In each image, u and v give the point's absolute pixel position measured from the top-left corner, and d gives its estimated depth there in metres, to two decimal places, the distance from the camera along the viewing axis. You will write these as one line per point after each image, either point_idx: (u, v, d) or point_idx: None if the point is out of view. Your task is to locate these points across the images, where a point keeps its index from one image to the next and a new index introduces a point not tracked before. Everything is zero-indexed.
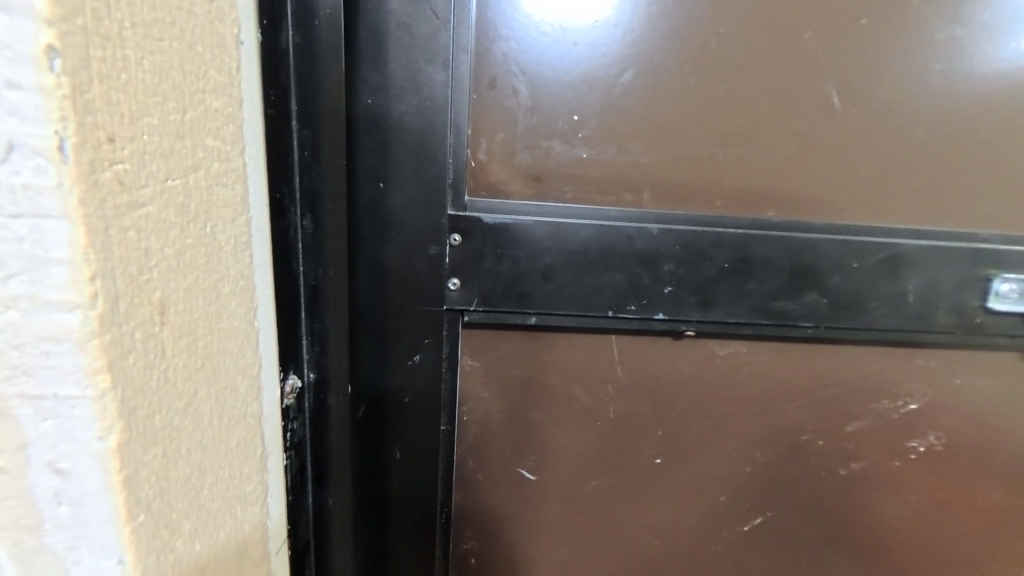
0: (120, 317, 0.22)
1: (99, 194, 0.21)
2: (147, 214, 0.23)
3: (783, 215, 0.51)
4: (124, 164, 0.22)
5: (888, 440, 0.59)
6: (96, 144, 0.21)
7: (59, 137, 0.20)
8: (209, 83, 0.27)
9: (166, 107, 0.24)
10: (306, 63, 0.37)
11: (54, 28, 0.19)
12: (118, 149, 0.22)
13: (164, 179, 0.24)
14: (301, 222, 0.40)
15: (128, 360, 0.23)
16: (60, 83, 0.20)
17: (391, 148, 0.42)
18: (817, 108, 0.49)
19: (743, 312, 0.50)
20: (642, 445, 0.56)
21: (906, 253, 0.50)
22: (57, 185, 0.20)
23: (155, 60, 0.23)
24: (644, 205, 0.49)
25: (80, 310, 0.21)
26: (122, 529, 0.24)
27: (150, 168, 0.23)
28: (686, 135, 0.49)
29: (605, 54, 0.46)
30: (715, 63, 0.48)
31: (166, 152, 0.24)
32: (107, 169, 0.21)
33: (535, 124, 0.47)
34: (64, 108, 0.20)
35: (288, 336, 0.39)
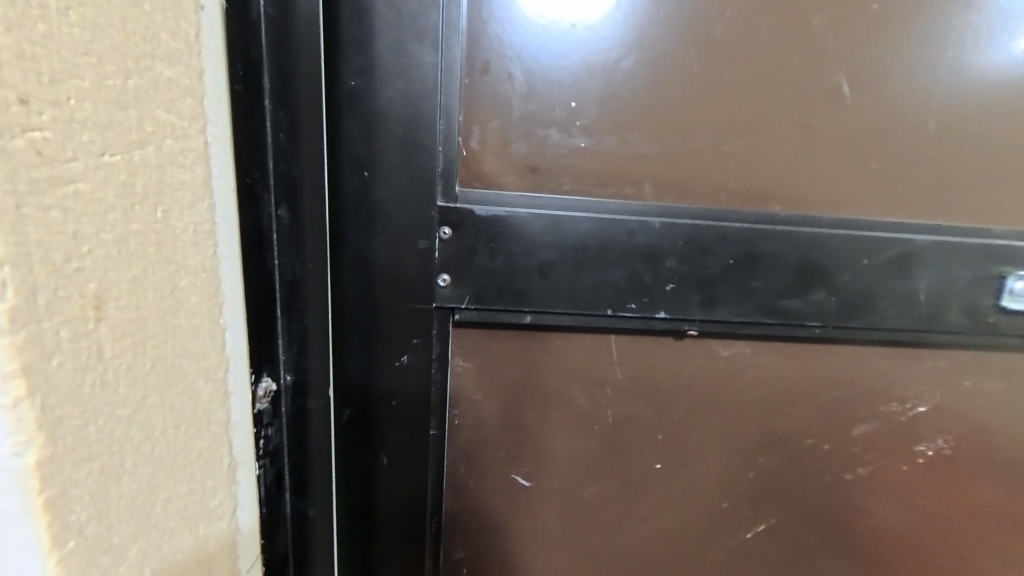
0: (40, 312, 0.20)
1: (9, 163, 0.19)
2: (77, 191, 0.21)
3: (790, 209, 0.48)
4: (43, 132, 0.20)
5: (894, 444, 0.57)
6: (4, 105, 0.18)
7: None
8: (160, 49, 0.24)
9: (103, 70, 0.22)
10: (282, 37, 0.35)
11: None
12: (34, 114, 0.19)
13: (101, 153, 0.22)
14: (277, 212, 0.37)
15: (51, 363, 0.20)
16: None
17: (377, 134, 0.40)
18: (827, 98, 0.47)
19: (749, 311, 0.48)
20: (642, 450, 0.54)
21: (917, 250, 0.48)
22: None
23: (84, 13, 0.21)
24: (646, 197, 0.47)
25: None
26: (47, 558, 0.21)
27: (81, 140, 0.21)
28: (691, 125, 0.46)
29: (604, 35, 0.44)
30: (722, 48, 0.45)
31: (104, 123, 0.22)
32: (19, 135, 0.19)
33: (532, 111, 0.44)
34: None
35: (261, 334, 0.37)
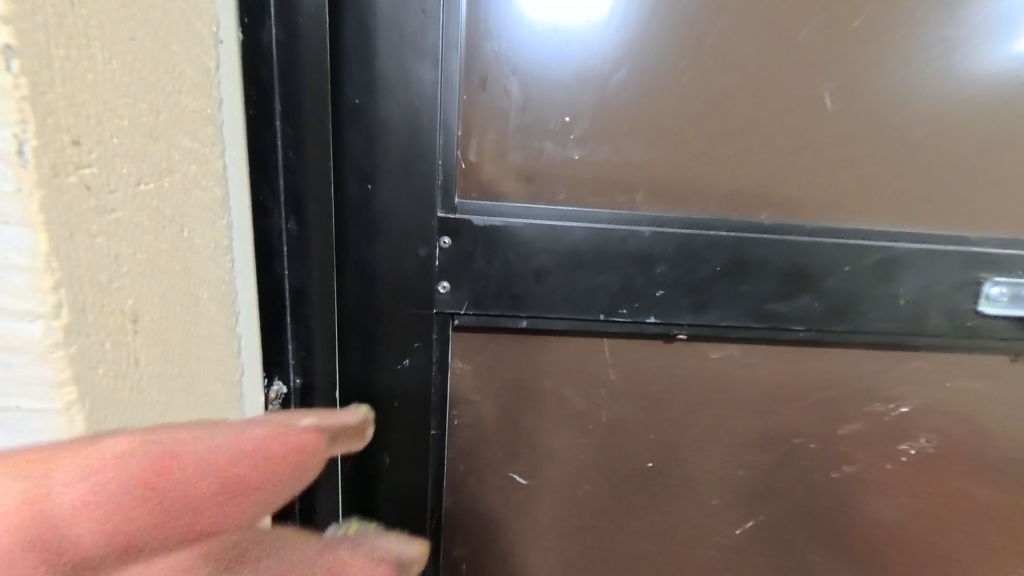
0: (87, 328, 0.22)
1: (63, 198, 0.21)
2: (118, 219, 0.23)
3: (776, 216, 0.50)
4: (91, 169, 0.22)
5: (878, 442, 0.60)
6: (59, 147, 0.21)
7: (18, 139, 0.20)
8: (186, 81, 0.27)
9: (138, 108, 0.24)
10: (289, 60, 0.37)
11: (10, 26, 0.19)
12: (83, 153, 0.21)
13: (137, 183, 0.24)
14: (285, 225, 0.39)
15: (97, 372, 0.23)
16: (19, 83, 0.19)
17: (379, 147, 0.41)
18: (812, 109, 0.49)
19: (736, 314, 0.50)
20: (634, 448, 0.56)
21: (898, 256, 0.50)
22: (17, 190, 0.20)
23: (123, 60, 0.23)
24: (637, 206, 0.49)
25: (43, 320, 0.21)
26: None
27: (121, 173, 0.23)
28: (681, 136, 0.48)
29: (601, 30, 0.46)
30: (710, 63, 0.47)
31: (139, 156, 0.24)
32: (71, 172, 0.21)
33: (528, 123, 0.46)
34: (22, 109, 0.19)
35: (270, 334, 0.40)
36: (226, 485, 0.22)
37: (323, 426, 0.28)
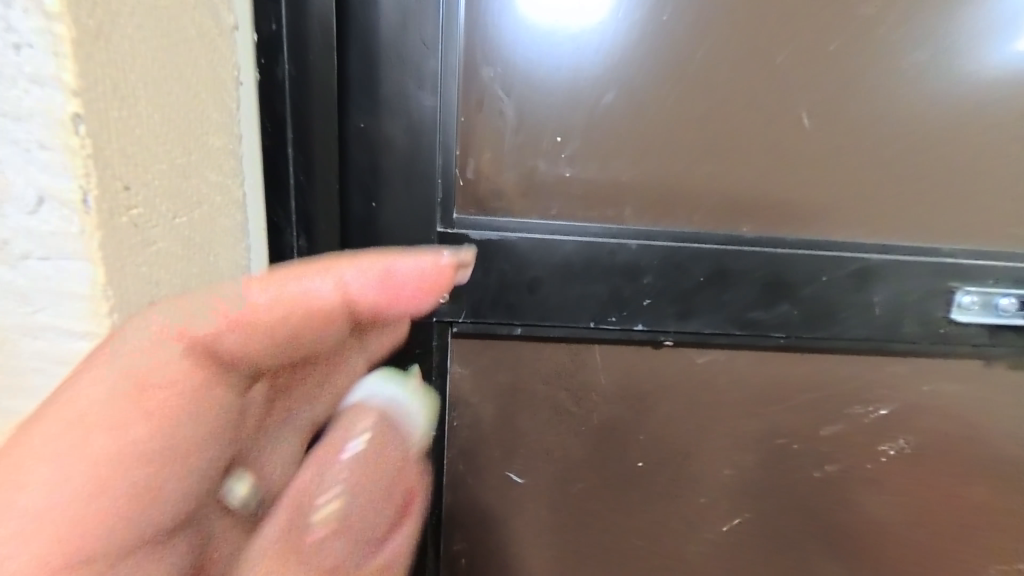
0: (132, 336, 0.27)
1: (116, 234, 0.26)
2: (156, 248, 0.28)
3: (757, 229, 0.53)
4: (137, 209, 0.27)
5: (859, 443, 0.62)
6: (114, 193, 0.25)
7: (83, 191, 0.24)
8: (210, 123, 0.32)
9: (173, 153, 0.29)
10: (298, 95, 0.41)
11: (80, 97, 0.23)
12: (132, 196, 0.26)
13: (172, 217, 0.29)
14: (297, 242, 0.43)
15: None
16: (84, 143, 0.24)
17: (382, 168, 0.44)
18: (789, 128, 0.52)
19: (719, 321, 0.53)
20: (625, 448, 0.59)
21: (873, 267, 0.53)
22: (81, 231, 0.25)
23: (164, 114, 0.28)
24: (626, 219, 0.52)
25: (97, 340, 0.27)
26: None
27: (159, 210, 0.28)
28: (666, 154, 0.51)
29: (598, 31, 0.48)
30: (693, 85, 0.50)
31: (173, 193, 0.29)
32: (124, 214, 0.26)
33: (522, 143, 0.49)
34: (87, 165, 0.24)
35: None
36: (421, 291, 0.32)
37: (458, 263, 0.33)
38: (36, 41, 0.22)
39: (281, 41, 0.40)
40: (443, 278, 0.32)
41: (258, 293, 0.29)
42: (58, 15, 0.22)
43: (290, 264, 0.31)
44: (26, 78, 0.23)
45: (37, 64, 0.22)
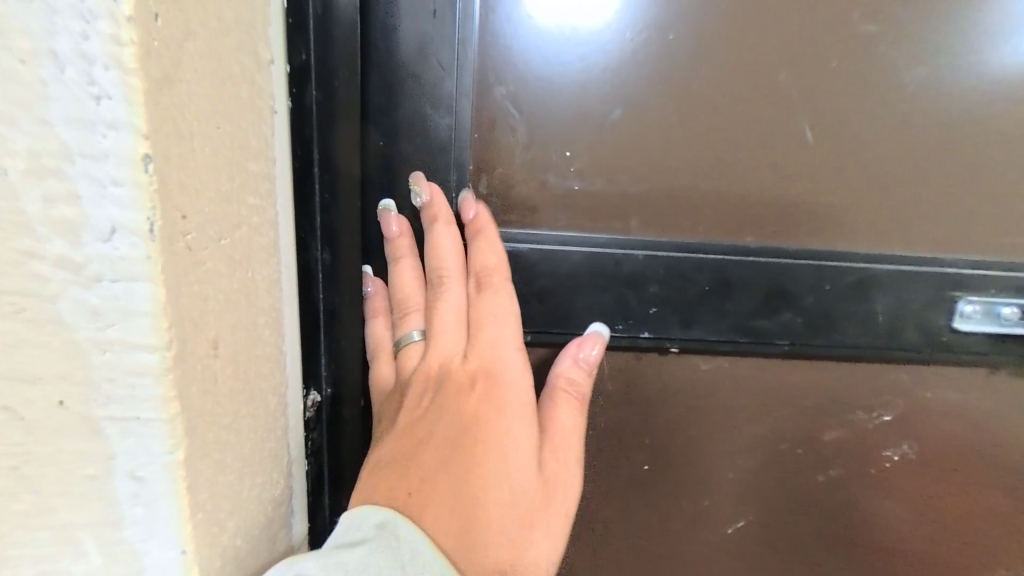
0: (187, 358, 0.26)
1: (176, 261, 0.25)
2: (207, 269, 0.27)
3: (761, 240, 0.55)
4: (193, 233, 0.25)
5: (862, 448, 0.63)
6: (174, 221, 0.24)
7: (149, 221, 0.23)
8: (251, 151, 0.30)
9: (221, 179, 0.27)
10: (324, 119, 0.41)
11: (149, 139, 0.23)
12: (189, 223, 0.25)
13: (220, 240, 0.27)
14: (321, 255, 0.44)
15: (193, 394, 0.26)
16: (153, 180, 0.23)
17: (399, 185, 0.47)
18: (792, 142, 0.53)
19: (722, 329, 0.55)
20: (631, 451, 0.61)
21: (875, 277, 0.54)
22: (146, 257, 0.24)
23: (211, 142, 0.26)
24: (632, 231, 0.53)
25: (159, 351, 0.25)
26: (185, 525, 0.27)
27: (208, 234, 0.26)
28: (671, 169, 0.53)
29: (604, 26, 0.50)
30: (697, 102, 0.52)
31: (221, 215, 0.27)
32: (181, 240, 0.25)
33: (532, 158, 0.51)
34: (154, 200, 0.23)
35: (311, 349, 0.45)
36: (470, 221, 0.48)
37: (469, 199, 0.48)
38: (114, 91, 0.22)
39: (310, 69, 0.40)
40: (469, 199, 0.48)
41: (409, 281, 0.49)
42: (133, 69, 0.22)
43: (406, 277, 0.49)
44: (102, 124, 0.22)
45: (112, 113, 0.22)
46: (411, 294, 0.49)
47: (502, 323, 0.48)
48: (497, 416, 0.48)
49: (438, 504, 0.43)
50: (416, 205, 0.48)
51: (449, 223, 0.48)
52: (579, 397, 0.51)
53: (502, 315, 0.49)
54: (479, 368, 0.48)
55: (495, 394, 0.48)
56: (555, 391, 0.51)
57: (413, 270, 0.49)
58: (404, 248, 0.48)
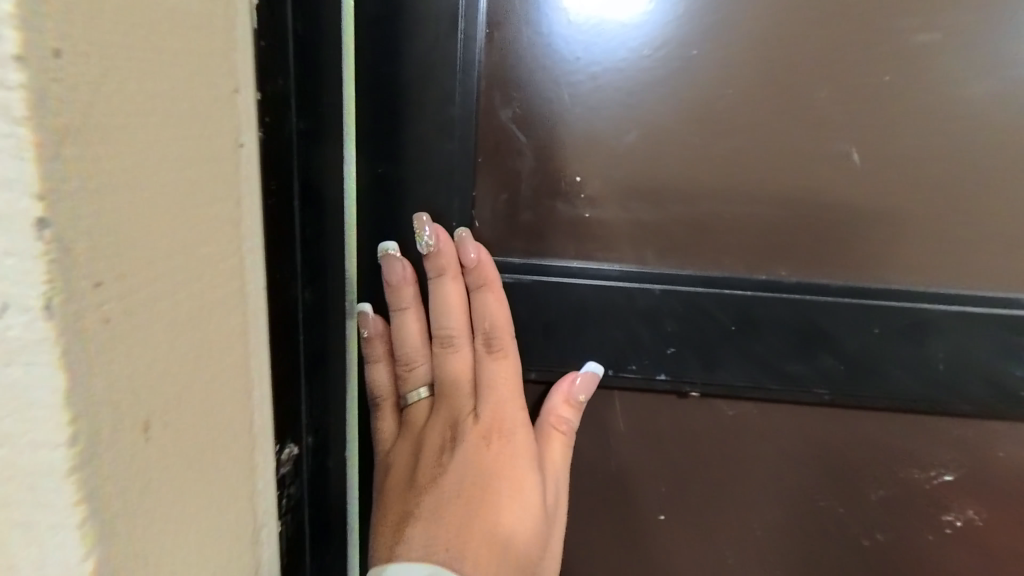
0: (100, 442, 0.24)
1: (74, 336, 0.22)
2: (124, 337, 0.24)
3: (798, 273, 0.48)
4: (109, 303, 0.24)
5: (916, 510, 0.55)
6: (75, 292, 0.22)
7: (45, 299, 0.22)
8: (199, 203, 0.28)
9: (157, 242, 0.26)
10: (311, 153, 0.40)
11: (39, 203, 0.21)
12: (102, 293, 0.23)
13: (150, 304, 0.26)
14: (303, 294, 0.41)
15: (104, 479, 0.24)
16: (45, 252, 0.21)
17: (393, 211, 0.44)
18: (835, 166, 0.47)
19: (751, 374, 0.49)
20: (646, 504, 0.55)
21: (933, 319, 0.47)
22: (42, 336, 0.22)
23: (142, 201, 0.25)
24: (648, 261, 0.48)
25: (58, 439, 0.23)
26: None
27: (129, 299, 0.25)
28: (694, 195, 0.48)
29: (618, 32, 0.45)
30: (725, 123, 0.46)
31: (150, 278, 0.26)
32: (89, 313, 0.23)
33: (539, 183, 0.47)
34: (48, 272, 0.21)
35: (285, 400, 0.40)
36: (477, 269, 0.46)
37: (471, 240, 0.46)
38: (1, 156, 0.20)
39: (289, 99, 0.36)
40: (470, 240, 0.46)
41: (412, 333, 0.48)
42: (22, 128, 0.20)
43: (410, 327, 0.48)
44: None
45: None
46: (415, 345, 0.49)
47: (512, 385, 0.49)
48: (510, 469, 0.49)
49: (474, 552, 0.46)
50: (421, 252, 0.46)
51: (456, 276, 0.47)
52: (568, 432, 0.50)
53: (509, 377, 0.49)
54: (490, 425, 0.49)
55: (506, 446, 0.49)
56: (547, 428, 0.50)
57: (417, 322, 0.48)
58: (408, 297, 0.47)
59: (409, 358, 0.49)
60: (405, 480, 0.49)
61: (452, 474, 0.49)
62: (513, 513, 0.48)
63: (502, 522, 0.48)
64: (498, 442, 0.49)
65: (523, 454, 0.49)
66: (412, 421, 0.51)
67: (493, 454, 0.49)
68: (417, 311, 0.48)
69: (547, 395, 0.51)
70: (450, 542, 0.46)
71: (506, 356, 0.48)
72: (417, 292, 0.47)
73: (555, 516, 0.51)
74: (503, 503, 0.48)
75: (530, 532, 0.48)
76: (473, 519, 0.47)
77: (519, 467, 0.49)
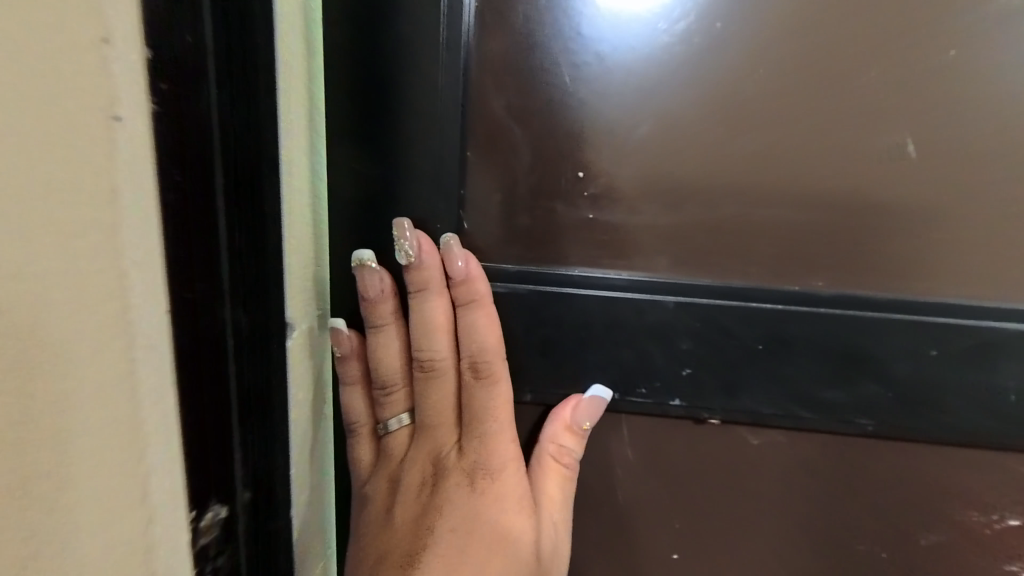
0: None
1: None
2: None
3: (836, 285, 0.42)
4: None
5: (973, 558, 0.48)
6: None
7: None
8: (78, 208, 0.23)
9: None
10: (250, 146, 0.31)
11: None
12: None
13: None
14: (235, 316, 0.32)
15: None
16: None
17: (372, 213, 0.40)
18: (884, 159, 0.40)
19: (779, 400, 0.43)
20: (658, 541, 0.50)
21: (1002, 340, 0.40)
22: None
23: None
24: (661, 270, 0.42)
25: None
26: None
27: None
28: (714, 194, 0.42)
29: (628, 6, 0.39)
30: (752, 109, 0.40)
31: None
32: None
33: (536, 181, 0.42)
34: None
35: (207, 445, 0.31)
36: (463, 285, 0.42)
37: (457, 251, 0.41)
38: None
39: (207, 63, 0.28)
40: (456, 251, 0.41)
41: (392, 350, 0.45)
42: None
43: (390, 345, 0.45)
44: None
45: None
46: (395, 364, 0.46)
47: (501, 413, 0.45)
48: (497, 506, 0.45)
49: None
50: (401, 264, 0.42)
51: (440, 291, 0.43)
52: (570, 465, 0.46)
53: (499, 408, 0.45)
54: (476, 457, 0.46)
55: (494, 481, 0.45)
56: (543, 458, 0.46)
57: (399, 338, 0.45)
58: (387, 313, 0.44)
59: (388, 379, 0.46)
60: (384, 515, 0.46)
61: (435, 510, 0.45)
62: (499, 557, 0.44)
63: (486, 566, 0.44)
64: (486, 476, 0.45)
65: (513, 487, 0.46)
66: (393, 444, 0.48)
67: (480, 491, 0.45)
68: (397, 327, 0.45)
69: (539, 424, 0.47)
70: None
71: (495, 381, 0.44)
72: (397, 307, 0.44)
73: (548, 562, 0.46)
74: (488, 546, 0.44)
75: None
76: (454, 564, 0.43)
77: (505, 506, 0.45)
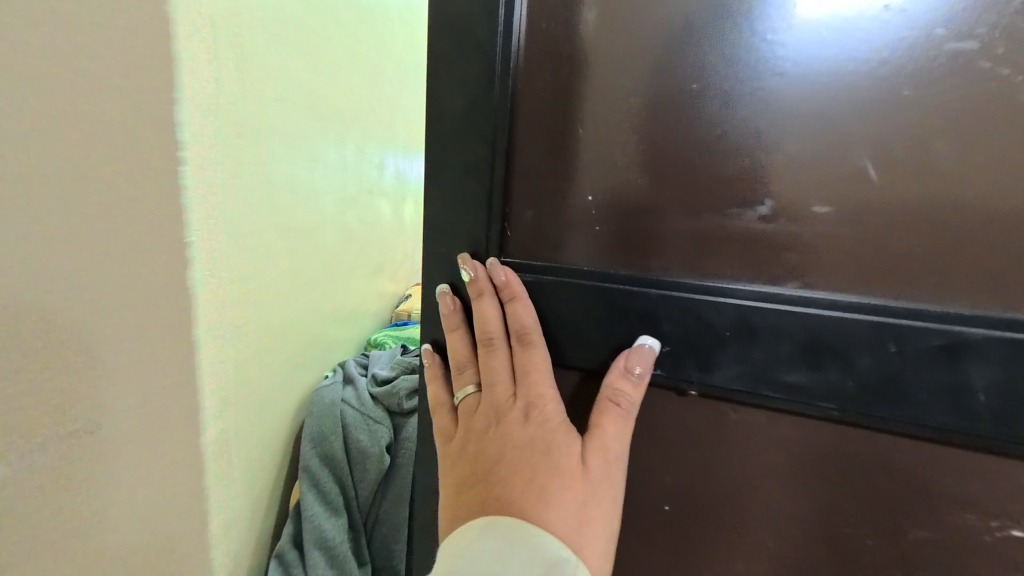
0: None
1: None
2: None
3: (805, 286, 0.49)
4: None
5: (972, 562, 0.49)
6: None
7: None
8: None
9: None
10: None
11: None
12: None
13: None
14: None
15: None
16: None
17: (450, 225, 0.62)
18: (848, 181, 0.46)
19: (747, 378, 0.51)
20: (652, 492, 0.62)
21: (971, 343, 0.43)
22: None
23: None
24: (652, 268, 0.55)
25: None
26: None
27: None
28: (694, 210, 0.52)
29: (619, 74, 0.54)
30: (723, 142, 0.50)
31: None
32: None
33: (557, 202, 0.59)
34: None
35: None
36: (505, 286, 0.60)
37: (497, 266, 0.60)
38: None
39: None
40: (496, 267, 0.60)
41: (461, 346, 0.65)
42: None
43: (459, 343, 0.65)
44: None
45: None
46: (464, 354, 0.65)
47: (542, 370, 0.60)
48: (548, 438, 0.58)
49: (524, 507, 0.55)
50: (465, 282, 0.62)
51: (490, 295, 0.61)
52: (621, 407, 0.56)
53: (539, 364, 0.60)
54: (526, 402, 0.60)
55: (542, 419, 0.59)
56: (602, 402, 0.57)
57: (463, 338, 0.64)
58: (455, 322, 0.64)
59: (460, 364, 0.65)
60: (465, 448, 0.62)
61: (501, 441, 0.59)
62: (555, 479, 0.56)
63: (546, 484, 0.56)
64: (536, 416, 0.59)
65: (558, 423, 0.58)
66: (465, 409, 0.64)
67: (533, 426, 0.59)
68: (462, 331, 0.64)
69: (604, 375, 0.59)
70: (500, 496, 0.56)
71: (535, 346, 0.60)
72: (462, 316, 0.64)
73: (602, 485, 0.57)
74: (546, 471, 0.56)
75: (574, 494, 0.55)
76: (519, 482, 0.57)
77: (554, 434, 0.58)
